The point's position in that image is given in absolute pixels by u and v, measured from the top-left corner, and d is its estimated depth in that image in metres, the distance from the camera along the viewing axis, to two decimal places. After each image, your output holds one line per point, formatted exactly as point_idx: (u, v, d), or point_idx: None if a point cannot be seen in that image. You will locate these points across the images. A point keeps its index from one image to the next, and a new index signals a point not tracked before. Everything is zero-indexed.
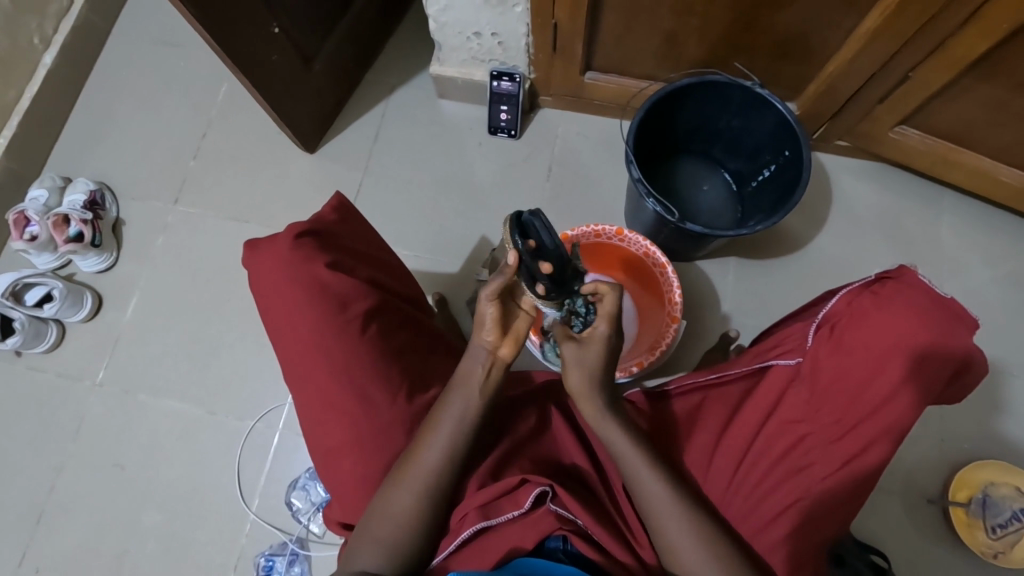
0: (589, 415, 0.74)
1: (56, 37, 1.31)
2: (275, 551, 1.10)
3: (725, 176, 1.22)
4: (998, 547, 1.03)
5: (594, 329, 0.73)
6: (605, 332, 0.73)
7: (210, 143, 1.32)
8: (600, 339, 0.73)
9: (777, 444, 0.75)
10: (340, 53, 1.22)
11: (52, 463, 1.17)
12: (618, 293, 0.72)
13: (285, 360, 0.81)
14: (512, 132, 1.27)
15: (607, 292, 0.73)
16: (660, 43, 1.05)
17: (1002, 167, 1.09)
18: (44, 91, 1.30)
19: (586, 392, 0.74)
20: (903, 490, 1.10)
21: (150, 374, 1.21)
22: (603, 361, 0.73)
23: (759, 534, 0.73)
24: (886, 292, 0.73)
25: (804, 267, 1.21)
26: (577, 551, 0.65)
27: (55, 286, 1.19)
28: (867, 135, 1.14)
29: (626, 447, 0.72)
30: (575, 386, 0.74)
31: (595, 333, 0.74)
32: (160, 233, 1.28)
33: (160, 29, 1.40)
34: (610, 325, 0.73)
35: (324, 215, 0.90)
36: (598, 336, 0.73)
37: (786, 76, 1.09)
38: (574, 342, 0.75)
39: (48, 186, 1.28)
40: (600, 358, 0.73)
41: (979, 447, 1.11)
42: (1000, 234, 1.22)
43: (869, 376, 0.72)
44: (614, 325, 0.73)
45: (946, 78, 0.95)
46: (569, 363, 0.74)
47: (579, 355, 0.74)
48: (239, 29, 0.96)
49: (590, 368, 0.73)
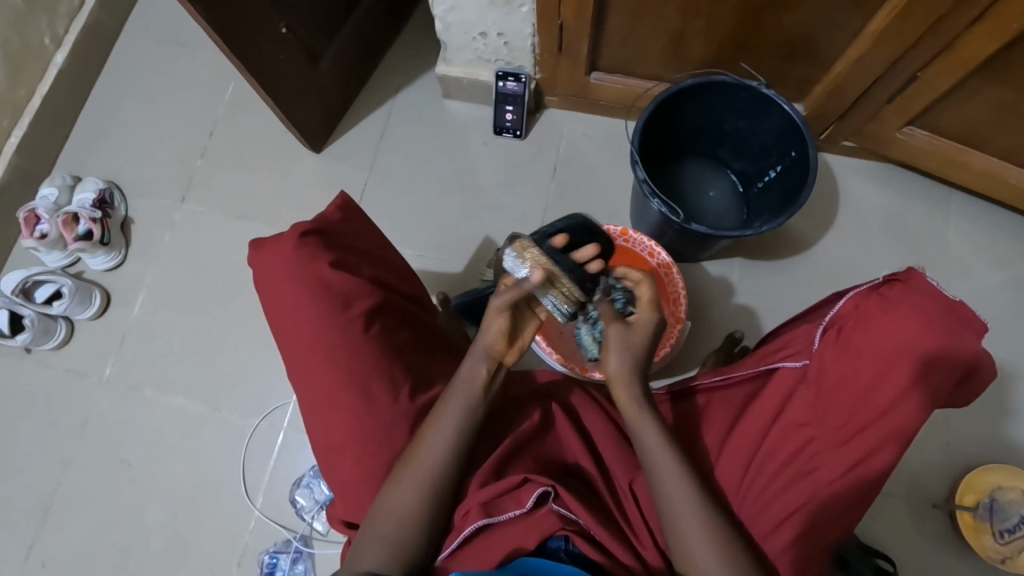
0: (623, 405, 0.74)
1: (65, 38, 1.33)
2: (279, 548, 1.10)
3: (731, 177, 1.22)
4: (1006, 552, 1.01)
5: (643, 319, 0.77)
6: (651, 318, 0.78)
7: (217, 143, 1.33)
8: (647, 325, 0.77)
9: (783, 447, 0.75)
10: (346, 53, 1.23)
11: (60, 458, 1.18)
12: (653, 281, 0.80)
13: (289, 358, 0.81)
14: (517, 132, 1.27)
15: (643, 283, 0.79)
16: (666, 44, 1.05)
17: (1011, 169, 1.08)
18: (54, 91, 1.31)
19: (627, 379, 0.75)
20: (910, 493, 1.09)
21: (156, 371, 1.21)
22: (647, 351, 0.76)
23: (767, 539, 0.72)
24: (894, 295, 0.73)
25: (811, 268, 1.20)
26: (579, 550, 0.66)
27: (63, 284, 1.20)
28: (874, 136, 1.14)
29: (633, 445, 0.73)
30: (614, 371, 0.75)
31: (641, 321, 0.77)
32: (168, 232, 1.29)
33: (169, 30, 1.41)
34: (654, 312, 0.78)
35: (327, 214, 0.91)
36: (644, 324, 0.77)
37: (793, 77, 1.08)
38: (620, 325, 0.77)
39: (57, 185, 1.29)
40: (646, 346, 0.76)
41: (986, 450, 1.10)
42: (1009, 236, 1.21)
43: (877, 379, 0.71)
44: (656, 314, 0.78)
45: (955, 78, 0.95)
46: (612, 348, 0.76)
47: (625, 336, 0.76)
48: (245, 29, 0.97)
49: (634, 355, 0.75)
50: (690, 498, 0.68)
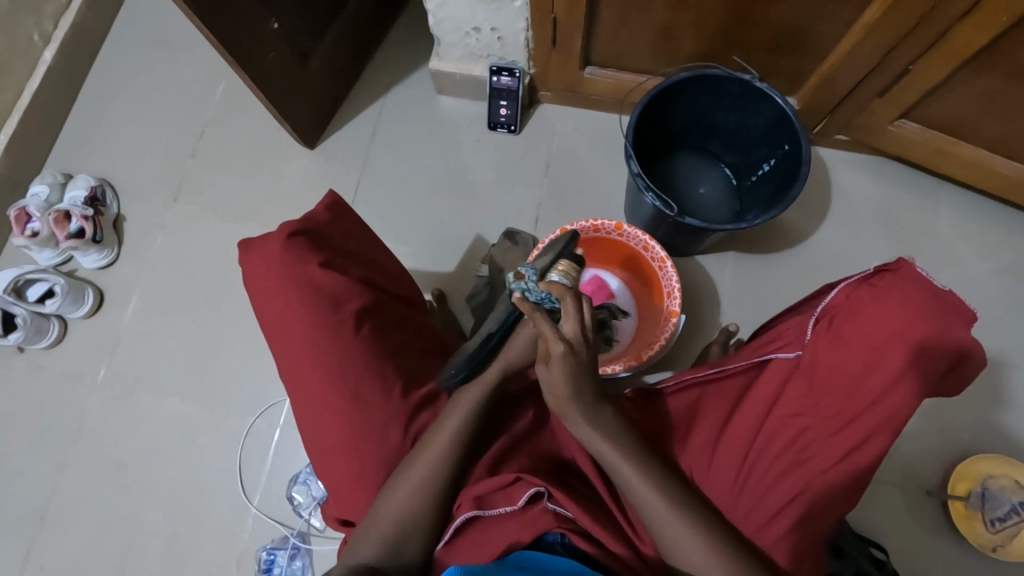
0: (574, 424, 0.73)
1: (54, 36, 1.32)
2: (277, 545, 1.10)
3: (724, 171, 1.22)
4: (997, 540, 1.03)
5: (551, 353, 0.68)
6: (561, 351, 0.68)
7: (209, 140, 1.33)
8: (558, 357, 0.68)
9: (778, 438, 0.76)
10: (338, 49, 1.22)
11: (55, 458, 1.18)
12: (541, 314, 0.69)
13: (280, 359, 0.81)
14: (511, 127, 1.27)
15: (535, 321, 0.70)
16: (658, 38, 1.05)
17: (1000, 160, 1.09)
18: (43, 89, 1.30)
19: (569, 409, 0.72)
20: (903, 483, 1.10)
21: (151, 370, 1.21)
22: (568, 380, 0.69)
23: (762, 533, 0.73)
24: (883, 285, 0.74)
25: (803, 261, 1.21)
26: (575, 544, 0.66)
27: (56, 283, 1.19)
28: (865, 129, 1.14)
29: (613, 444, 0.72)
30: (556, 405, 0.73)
31: (551, 353, 0.69)
32: (161, 229, 1.28)
33: (159, 27, 1.41)
34: (560, 343, 0.68)
35: (316, 214, 0.90)
36: (556, 355, 0.68)
37: (784, 70, 1.09)
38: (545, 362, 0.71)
39: (48, 183, 1.28)
40: (564, 377, 0.69)
41: (978, 440, 1.12)
42: (999, 226, 1.22)
43: (868, 369, 0.72)
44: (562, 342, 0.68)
45: (946, 69, 0.95)
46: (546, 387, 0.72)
47: (547, 377, 0.71)
48: (237, 26, 0.97)
49: (560, 391, 0.70)
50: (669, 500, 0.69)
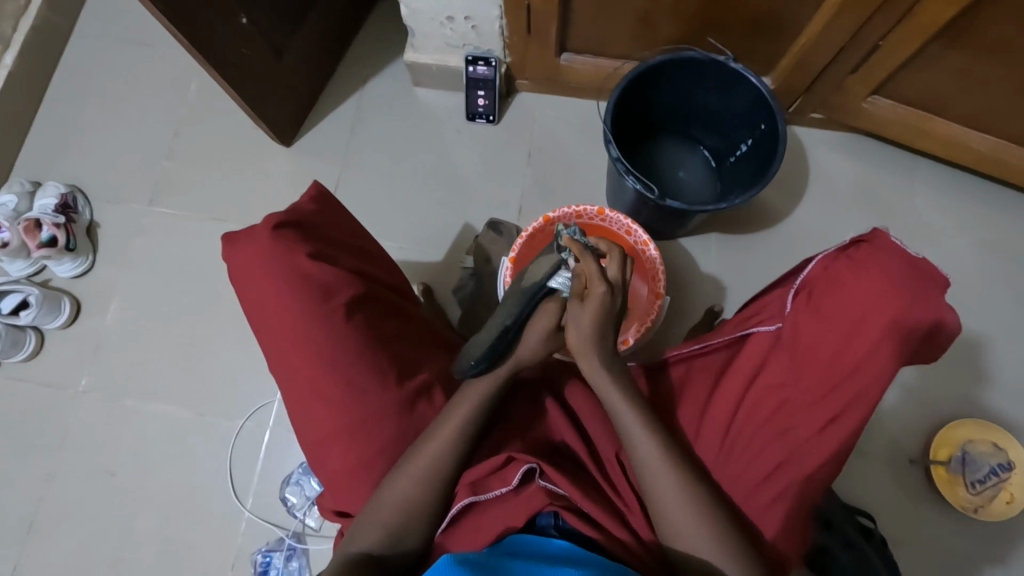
0: (587, 370, 0.76)
1: (15, 38, 1.28)
2: (272, 547, 1.10)
3: (703, 153, 1.23)
4: (978, 501, 1.07)
5: (594, 291, 0.71)
6: (602, 290, 0.71)
7: (182, 141, 1.30)
8: (601, 296, 0.71)
9: (762, 407, 0.79)
10: (311, 44, 1.21)
11: (39, 472, 1.15)
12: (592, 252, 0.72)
13: (272, 353, 0.80)
14: (490, 117, 1.27)
15: (583, 257, 0.72)
16: (635, 23, 1.05)
17: (971, 134, 1.11)
18: (6, 94, 1.26)
19: (586, 349, 0.75)
20: (886, 452, 1.13)
21: (134, 378, 1.19)
22: (598, 323, 0.73)
23: (749, 499, 0.76)
24: (860, 256, 0.76)
25: (783, 240, 1.23)
26: (569, 525, 0.67)
27: (30, 294, 1.16)
28: (840, 107, 1.16)
29: (624, 407, 0.74)
30: (575, 343, 0.75)
31: (592, 293, 0.71)
32: (138, 235, 1.25)
33: (125, 25, 1.37)
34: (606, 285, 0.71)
35: (302, 205, 0.88)
36: (597, 295, 0.71)
37: (759, 51, 1.10)
38: (576, 301, 0.73)
39: (16, 191, 1.24)
40: (598, 317, 0.72)
41: (957, 407, 1.15)
42: (970, 199, 1.25)
43: (847, 340, 0.74)
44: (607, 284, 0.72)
45: (915, 46, 0.97)
46: (569, 325, 0.75)
47: (578, 314, 0.73)
48: (207, 24, 0.95)
49: (586, 330, 0.73)
50: (666, 473, 0.71)
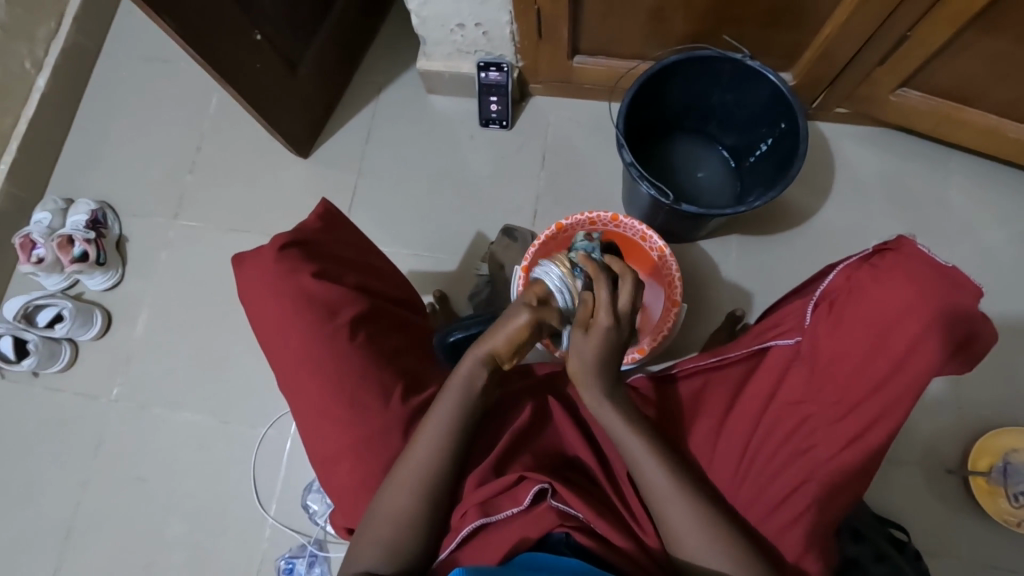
0: (586, 399, 0.73)
1: (46, 61, 1.33)
2: (296, 553, 1.11)
3: (722, 153, 1.20)
4: (1022, 514, 1.01)
5: (599, 321, 0.71)
6: (606, 323, 0.71)
7: (205, 155, 1.33)
8: (603, 331, 0.71)
9: (780, 426, 0.76)
10: (325, 56, 1.22)
11: (77, 479, 1.20)
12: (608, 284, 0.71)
13: (279, 371, 0.81)
14: (504, 122, 1.26)
15: (598, 279, 0.71)
16: (646, 22, 1.03)
17: (1009, 123, 1.05)
18: (39, 115, 1.31)
19: (587, 379, 0.72)
20: (922, 461, 1.08)
21: (162, 388, 1.22)
22: (601, 353, 0.71)
23: (767, 520, 0.73)
24: (885, 264, 0.71)
25: (809, 241, 1.18)
26: (580, 543, 0.65)
27: (64, 306, 1.21)
28: (867, 100, 1.11)
29: (628, 432, 0.72)
30: (575, 369, 0.73)
31: (596, 324, 0.71)
32: (164, 248, 1.29)
33: (149, 44, 1.41)
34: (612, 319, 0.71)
35: (308, 223, 0.89)
36: (600, 327, 0.71)
37: (779, 46, 1.06)
38: (580, 328, 0.72)
39: (50, 209, 1.30)
40: (600, 347, 0.71)
41: (998, 413, 1.09)
42: (1011, 193, 1.18)
43: (871, 353, 0.71)
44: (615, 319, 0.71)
45: (947, 33, 0.92)
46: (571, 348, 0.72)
47: (580, 343, 0.71)
48: (222, 41, 0.97)
49: (588, 358, 0.71)
50: (675, 498, 0.69)
